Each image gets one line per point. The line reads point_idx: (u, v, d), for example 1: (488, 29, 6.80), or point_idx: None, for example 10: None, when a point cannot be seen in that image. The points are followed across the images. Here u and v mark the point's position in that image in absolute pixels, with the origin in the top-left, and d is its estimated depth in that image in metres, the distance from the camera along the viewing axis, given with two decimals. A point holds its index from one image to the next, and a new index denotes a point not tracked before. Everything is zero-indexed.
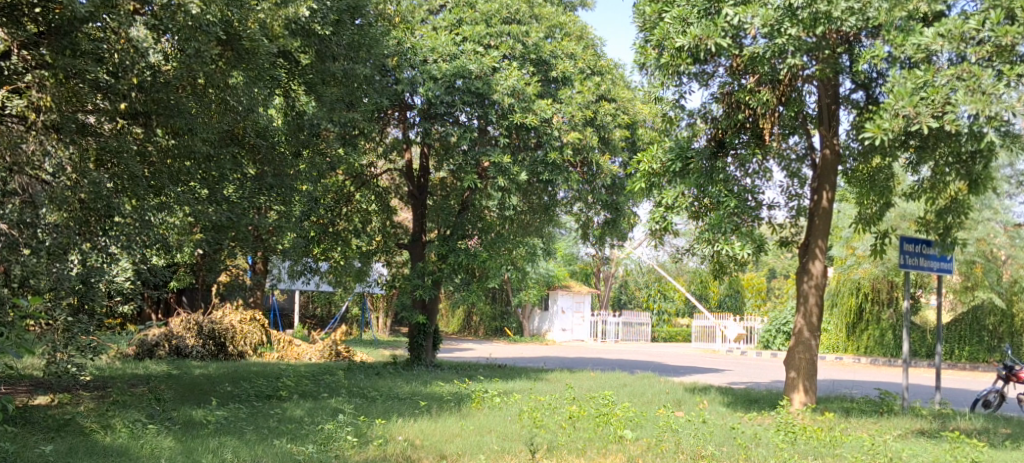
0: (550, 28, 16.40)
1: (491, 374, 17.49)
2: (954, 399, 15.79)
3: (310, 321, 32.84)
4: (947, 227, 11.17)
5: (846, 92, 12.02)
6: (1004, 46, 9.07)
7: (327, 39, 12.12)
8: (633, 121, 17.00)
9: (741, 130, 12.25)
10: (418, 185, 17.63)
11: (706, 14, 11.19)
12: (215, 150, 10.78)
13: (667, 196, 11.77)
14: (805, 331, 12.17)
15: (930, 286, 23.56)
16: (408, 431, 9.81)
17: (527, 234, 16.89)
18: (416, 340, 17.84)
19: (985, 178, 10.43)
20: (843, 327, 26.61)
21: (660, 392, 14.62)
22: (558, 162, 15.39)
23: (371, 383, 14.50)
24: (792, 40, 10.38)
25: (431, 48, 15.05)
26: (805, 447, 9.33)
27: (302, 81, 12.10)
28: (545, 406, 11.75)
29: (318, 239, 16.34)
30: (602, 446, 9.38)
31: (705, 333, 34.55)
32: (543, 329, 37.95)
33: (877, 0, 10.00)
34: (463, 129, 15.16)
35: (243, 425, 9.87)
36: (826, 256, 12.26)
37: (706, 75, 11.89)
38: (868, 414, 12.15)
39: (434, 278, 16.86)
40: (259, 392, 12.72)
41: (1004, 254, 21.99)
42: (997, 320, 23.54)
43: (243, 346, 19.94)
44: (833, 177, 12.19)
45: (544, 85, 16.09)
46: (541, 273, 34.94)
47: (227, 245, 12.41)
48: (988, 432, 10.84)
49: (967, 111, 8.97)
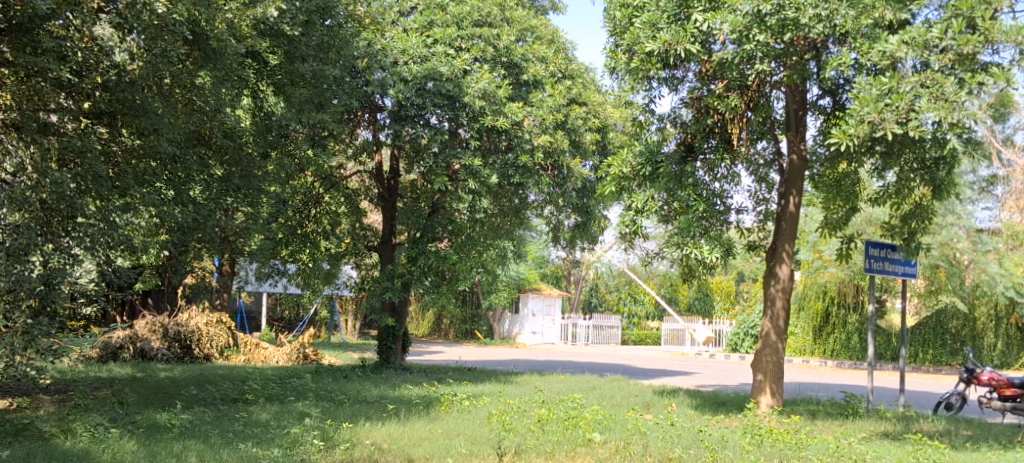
0: (522, 31, 16.42)
1: (461, 377, 17.39)
2: (918, 401, 16.02)
3: (278, 323, 32.59)
4: (911, 232, 11.31)
5: (814, 98, 12.18)
6: (965, 54, 9.24)
7: (296, 39, 11.98)
8: (604, 124, 17.07)
9: (710, 135, 12.30)
10: (388, 187, 17.44)
11: (676, 19, 11.27)
12: (182, 150, 10.75)
13: (637, 200, 11.86)
14: (772, 334, 12.27)
15: (895, 291, 23.82)
16: (375, 434, 9.75)
17: (499, 236, 17.08)
18: (385, 343, 17.76)
19: (948, 184, 10.67)
20: (809, 331, 26.87)
21: (630, 395, 14.68)
22: (528, 165, 15.44)
23: (340, 386, 14.40)
24: (760, 46, 10.48)
25: (401, 50, 15.00)
26: (771, 449, 9.39)
27: (271, 81, 12.03)
28: (514, 409, 11.76)
29: (285, 241, 16.22)
30: (570, 449, 9.39)
31: (675, 336, 35.03)
32: (514, 332, 37.92)
33: (844, 8, 10.10)
34: (434, 131, 15.01)
35: (208, 428, 9.76)
36: (793, 261, 12.37)
37: (676, 80, 11.91)
38: (834, 417, 12.26)
39: (404, 281, 16.78)
40: (225, 396, 12.59)
41: (967, 259, 22.10)
42: (960, 323, 23.94)
43: (209, 349, 19.73)
44: (800, 182, 12.32)
45: (516, 88, 16.08)
46: (512, 276, 35.04)
47: (194, 246, 12.34)
48: (949, 434, 10.98)
49: (931, 118, 9.10)
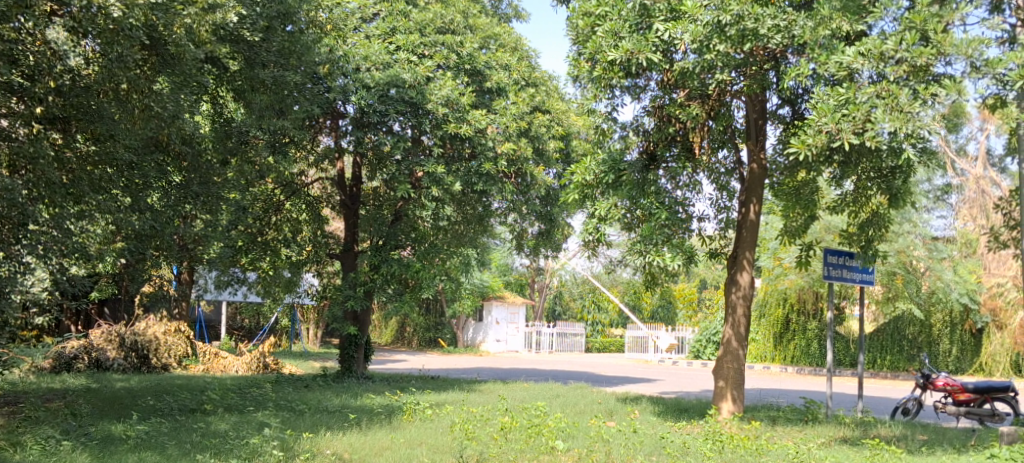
0: (485, 38, 16.45)
1: (424, 385, 17.30)
2: (876, 407, 16.27)
3: (238, 332, 32.23)
4: (869, 240, 11.57)
5: (773, 107, 12.34)
6: (920, 66, 9.39)
7: (256, 45, 11.76)
8: (567, 132, 17.13)
9: (672, 143, 12.40)
10: (350, 194, 17.29)
11: (637, 28, 11.30)
12: (138, 156, 10.58)
13: (600, 207, 11.80)
14: (734, 341, 12.36)
15: (853, 297, 24.15)
16: (336, 444, 9.65)
17: (461, 245, 16.68)
18: (347, 352, 17.57)
19: (905, 193, 10.92)
20: (770, 337, 27.12)
21: (594, 402, 14.71)
22: (492, 173, 15.42)
23: (300, 395, 14.25)
24: (720, 56, 10.57)
25: (364, 57, 14.91)
26: (732, 455, 9.45)
27: (232, 87, 11.97)
28: (477, 418, 11.69)
29: (245, 249, 16.02)
30: (534, 457, 9.36)
31: (638, 343, 35.17)
32: (477, 340, 37.68)
33: (802, 19, 10.38)
34: (398, 138, 15.01)
35: (165, 440, 9.60)
36: (753, 268, 12.49)
37: (638, 89, 12.00)
38: (794, 423, 12.38)
39: (367, 289, 16.64)
40: (182, 406, 12.40)
41: (923, 266, 22.31)
42: (916, 330, 24.16)
43: (167, 358, 19.48)
44: (760, 191, 12.42)
45: (479, 95, 16.08)
46: (476, 284, 35.04)
47: (151, 254, 12.15)
48: (906, 439, 11.14)
49: (887, 128, 9.22)
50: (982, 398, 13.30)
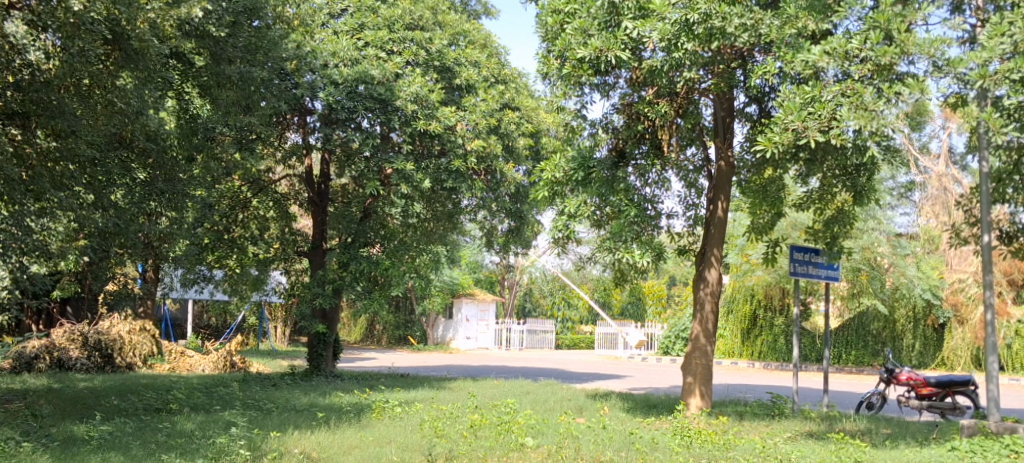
0: (455, 35, 16.40)
1: (392, 383, 17.22)
2: (841, 401, 16.46)
3: (204, 331, 31.90)
4: (834, 237, 11.68)
5: (740, 105, 12.39)
6: (883, 65, 9.46)
7: (221, 40, 11.58)
8: (537, 130, 17.10)
9: (641, 141, 12.43)
10: (319, 191, 17.12)
11: (606, 26, 11.31)
12: (101, 153, 10.45)
13: (570, 204, 11.83)
14: (702, 337, 12.44)
15: (819, 293, 24.40)
16: (304, 443, 9.57)
17: (431, 241, 16.72)
18: (315, 350, 17.44)
19: (869, 191, 11.12)
20: (738, 333, 27.35)
21: (564, 398, 14.74)
22: (461, 170, 15.37)
23: (268, 394, 14.13)
24: (688, 54, 10.65)
25: (331, 52, 14.81)
26: (700, 450, 9.51)
27: (197, 83, 11.79)
28: (447, 415, 11.65)
29: (211, 247, 16.01)
30: (503, 454, 9.34)
31: (608, 339, 35.43)
32: (447, 337, 37.60)
33: (768, 17, 10.47)
34: (366, 135, 14.81)
35: (129, 440, 9.46)
36: (721, 264, 12.58)
37: (607, 86, 11.99)
38: (761, 417, 12.48)
39: (336, 287, 16.56)
40: (148, 405, 12.24)
41: (887, 262, 22.66)
42: (881, 325, 24.61)
43: (132, 357, 19.25)
44: (727, 188, 12.51)
45: (448, 92, 16.05)
46: (445, 281, 34.96)
47: (115, 252, 11.99)
48: (871, 433, 11.26)
49: (852, 126, 9.29)
50: (943, 391, 13.57)
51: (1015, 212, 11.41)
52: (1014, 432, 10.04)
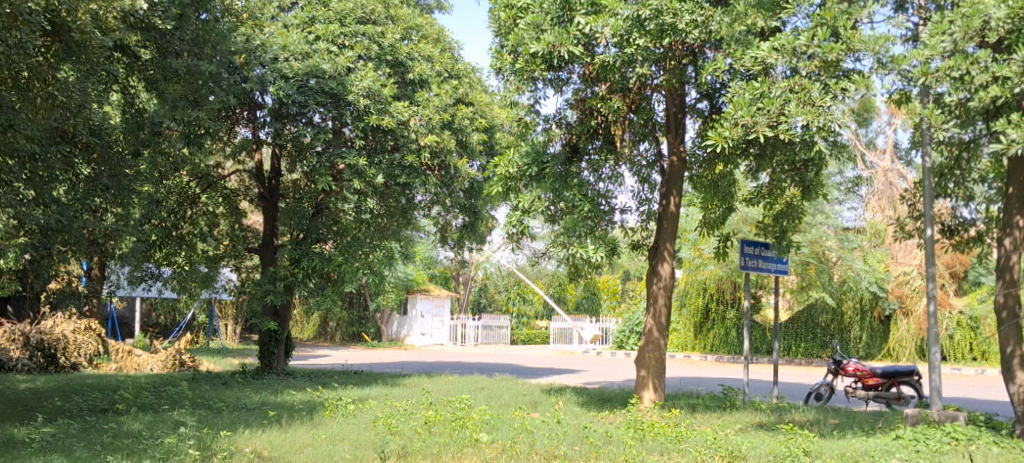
0: (407, 29, 16.27)
1: (346, 380, 17.08)
2: (791, 392, 16.70)
3: (153, 330, 31.32)
4: (783, 231, 11.95)
5: (692, 101, 12.50)
6: (830, 61, 9.62)
7: (168, 34, 11.38)
8: (490, 124, 17.04)
9: (595, 136, 12.44)
10: (270, 187, 16.96)
11: (558, 21, 11.37)
12: (42, 149, 10.21)
13: (524, 200, 11.85)
14: (655, 331, 12.52)
15: (769, 287, 24.76)
16: (255, 442, 9.43)
17: (385, 238, 16.22)
18: (267, 347, 17.24)
19: (817, 185, 11.31)
20: (691, 327, 27.61)
21: (518, 393, 14.73)
22: (415, 165, 15.27)
23: (218, 393, 13.90)
24: (640, 50, 10.69)
25: (282, 46, 14.61)
26: (653, 442, 9.58)
27: (143, 76, 11.57)
28: (401, 412, 11.58)
29: (159, 244, 15.85)
30: (457, 450, 9.30)
31: (563, 334, 35.54)
32: (402, 334, 37.47)
33: (718, 14, 10.49)
34: (318, 130, 14.71)
35: (73, 441, 9.26)
36: (674, 259, 12.66)
37: (561, 82, 11.93)
38: (713, 410, 12.61)
39: (287, 283, 16.28)
40: (93, 406, 12.00)
41: (835, 255, 22.97)
42: (829, 318, 25.03)
43: (76, 357, 18.87)
44: (679, 183, 12.61)
45: (401, 87, 15.94)
46: (399, 277, 34.78)
47: (57, 250, 11.71)
48: (819, 423, 11.45)
49: (800, 122, 9.44)
50: (889, 382, 13.87)
51: (956, 206, 11.66)
52: (954, 420, 10.33)
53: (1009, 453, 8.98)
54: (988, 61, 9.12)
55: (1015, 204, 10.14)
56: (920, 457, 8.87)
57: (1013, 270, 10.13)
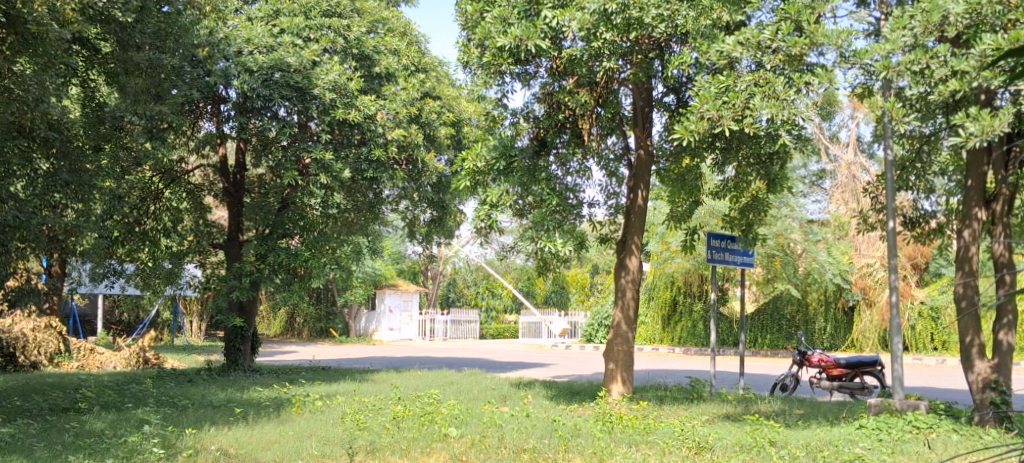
0: (373, 22, 16.14)
1: (313, 377, 16.97)
2: (757, 384, 16.86)
3: (115, 327, 30.93)
4: (749, 224, 12.04)
5: (659, 96, 12.52)
6: (794, 55, 9.68)
7: (129, 26, 11.08)
8: (458, 119, 17.00)
9: (562, 130, 12.43)
10: (234, 182, 16.82)
11: (525, 15, 11.36)
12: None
13: (491, 194, 11.73)
14: (623, 324, 12.57)
15: (735, 279, 24.99)
16: (221, 440, 9.35)
17: (352, 232, 16.33)
18: (232, 344, 17.08)
19: (781, 178, 11.38)
20: (659, 320, 27.76)
21: (487, 388, 14.72)
22: (382, 160, 15.19)
23: (183, 390, 13.74)
24: (607, 43, 10.72)
25: (246, 39, 14.50)
26: (621, 435, 9.62)
27: (103, 70, 11.33)
28: (369, 408, 11.52)
29: (122, 240, 15.63)
30: (426, 445, 9.26)
31: (531, 329, 35.61)
32: (370, 329, 37.57)
33: (684, 8, 10.49)
34: (283, 124, 14.64)
35: (33, 442, 9.10)
36: (642, 252, 12.71)
37: (528, 76, 11.84)
38: (680, 401, 12.68)
39: (253, 279, 16.08)
40: (54, 405, 11.80)
41: (800, 248, 23.25)
42: (794, 309, 25.32)
43: (36, 355, 18.64)
44: (647, 176, 12.62)
45: (368, 81, 15.85)
46: (367, 272, 34.62)
47: (16, 247, 11.49)
48: (784, 413, 11.55)
49: (765, 115, 9.49)
50: (853, 372, 14.08)
51: (916, 198, 11.82)
52: (915, 409, 10.48)
53: (968, 440, 9.11)
54: (947, 56, 9.29)
55: (974, 196, 10.29)
56: (882, 446, 8.97)
57: (972, 261, 10.23)
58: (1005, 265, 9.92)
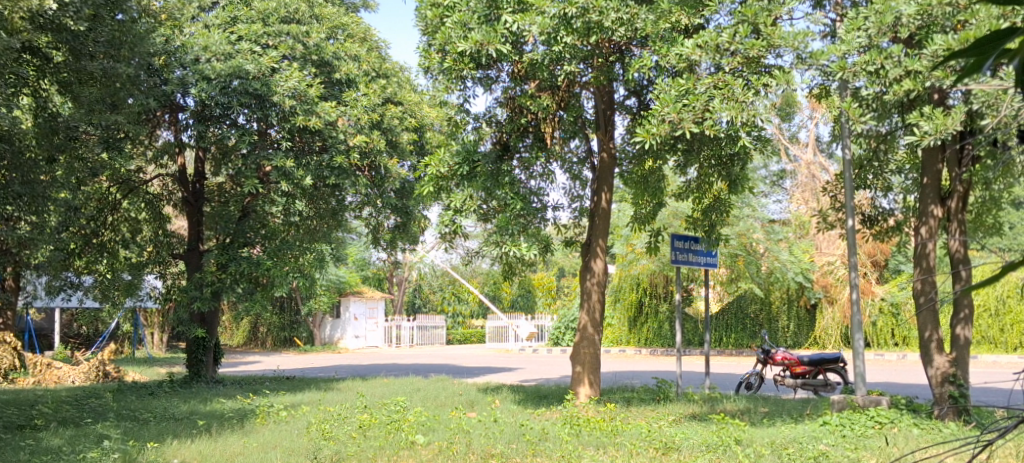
0: (332, 28, 15.95)
1: (278, 387, 16.80)
2: (722, 383, 16.99)
3: (74, 341, 30.31)
4: (712, 224, 12.12)
5: (621, 99, 12.59)
6: (751, 58, 9.78)
7: (81, 35, 10.94)
8: (420, 124, 16.96)
9: (524, 134, 12.39)
10: (194, 191, 16.62)
11: (486, 20, 11.38)
12: None
13: (455, 199, 11.69)
14: (590, 327, 12.61)
15: (699, 280, 25.17)
16: (184, 453, 9.22)
17: (315, 240, 16.02)
18: (195, 356, 16.85)
19: (742, 179, 11.47)
20: (625, 321, 27.85)
21: (454, 394, 14.66)
22: (344, 167, 15.05)
23: (144, 403, 13.51)
24: (567, 47, 10.70)
25: (203, 47, 14.27)
26: (588, 437, 9.64)
27: (56, 79, 11.13)
28: (335, 417, 11.40)
29: (79, 251, 15.21)
30: (393, 453, 9.19)
31: (499, 333, 35.53)
32: (336, 337, 37.15)
33: (643, 12, 10.58)
34: (242, 131, 14.45)
35: None
36: (607, 255, 12.75)
37: (490, 80, 11.83)
38: (646, 402, 12.72)
39: (214, 289, 15.88)
40: (9, 423, 11.54)
41: (762, 247, 23.44)
42: (758, 308, 25.49)
43: None
44: (610, 178, 12.67)
45: (328, 87, 15.73)
46: (331, 280, 34.38)
47: None
48: (750, 412, 11.63)
49: (724, 117, 9.54)
50: (816, 369, 14.22)
51: (876, 196, 12.03)
52: (877, 404, 10.62)
53: (929, 434, 9.23)
54: (901, 56, 9.34)
55: (930, 193, 10.42)
56: (846, 442, 9.06)
57: (929, 258, 10.40)
58: (961, 260, 10.05)
